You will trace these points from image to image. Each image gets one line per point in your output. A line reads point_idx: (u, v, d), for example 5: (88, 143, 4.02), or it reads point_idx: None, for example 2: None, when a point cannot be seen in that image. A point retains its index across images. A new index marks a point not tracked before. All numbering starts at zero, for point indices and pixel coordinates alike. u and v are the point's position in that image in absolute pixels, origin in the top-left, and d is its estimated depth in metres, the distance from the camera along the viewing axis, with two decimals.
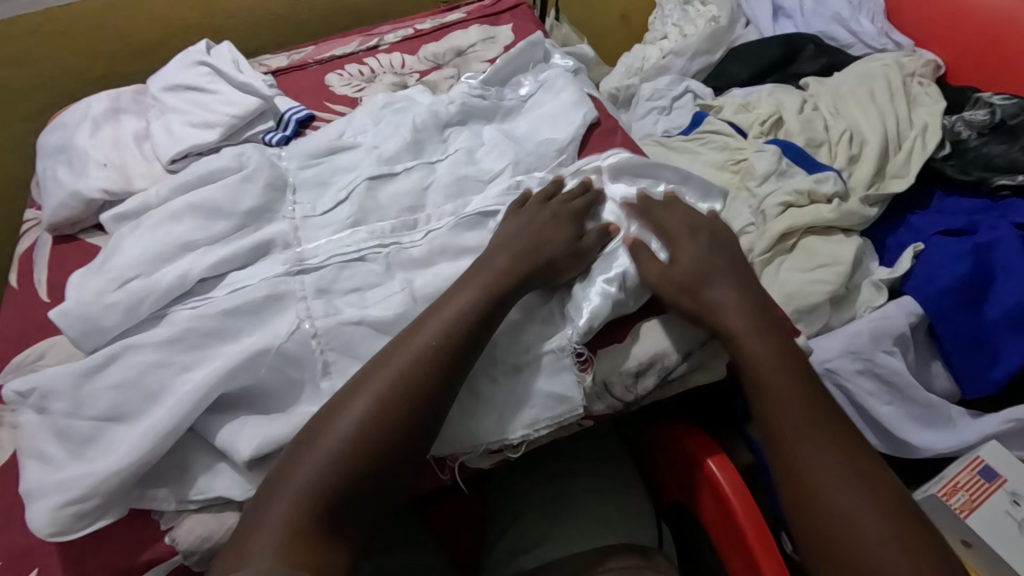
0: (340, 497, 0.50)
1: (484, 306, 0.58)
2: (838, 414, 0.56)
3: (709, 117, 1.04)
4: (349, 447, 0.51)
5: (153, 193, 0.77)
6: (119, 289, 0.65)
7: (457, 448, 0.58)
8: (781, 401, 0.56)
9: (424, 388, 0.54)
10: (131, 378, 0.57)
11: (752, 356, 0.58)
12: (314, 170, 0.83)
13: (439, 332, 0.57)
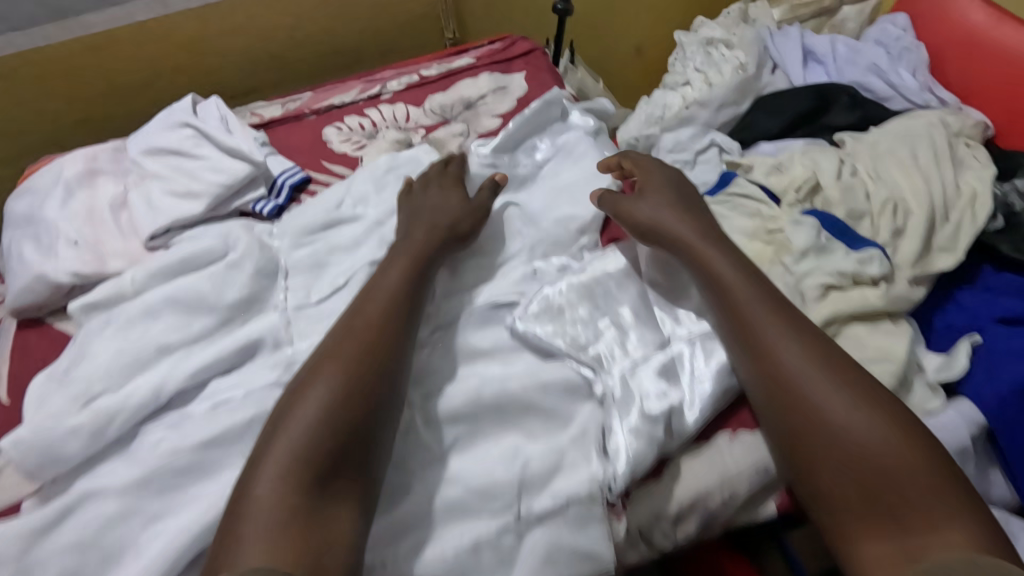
0: (324, 464, 0.48)
1: (410, 283, 0.62)
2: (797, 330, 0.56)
3: (739, 178, 0.96)
4: (323, 412, 0.51)
5: (127, 278, 0.69)
6: (82, 410, 0.58)
7: None
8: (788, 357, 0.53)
9: (379, 348, 0.56)
10: (93, 534, 0.50)
11: (747, 319, 0.56)
12: (309, 250, 0.75)
13: (381, 306, 0.59)
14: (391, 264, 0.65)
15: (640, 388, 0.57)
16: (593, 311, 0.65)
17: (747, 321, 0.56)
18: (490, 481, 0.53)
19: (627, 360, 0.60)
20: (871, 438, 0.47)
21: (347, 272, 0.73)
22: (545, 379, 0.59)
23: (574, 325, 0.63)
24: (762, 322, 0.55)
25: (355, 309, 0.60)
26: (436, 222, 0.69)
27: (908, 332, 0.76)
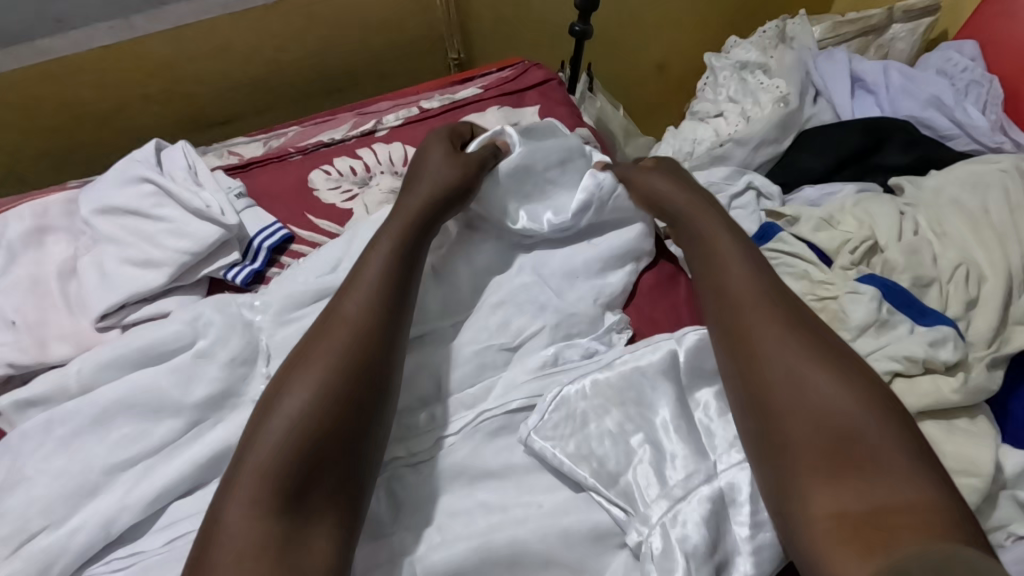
0: (308, 467, 0.44)
1: (404, 252, 0.57)
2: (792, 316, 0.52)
3: (783, 232, 0.84)
4: (306, 415, 0.46)
5: (71, 370, 0.57)
6: (20, 549, 0.48)
7: None
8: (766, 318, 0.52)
9: (377, 333, 0.51)
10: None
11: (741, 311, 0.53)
12: (296, 326, 0.63)
13: (375, 287, 0.53)
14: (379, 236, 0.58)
15: (685, 542, 0.45)
16: (624, 422, 0.53)
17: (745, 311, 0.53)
18: None
19: (669, 495, 0.48)
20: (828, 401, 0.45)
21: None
22: (568, 523, 0.49)
23: (603, 427, 0.53)
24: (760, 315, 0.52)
25: (347, 288, 0.54)
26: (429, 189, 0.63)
27: (991, 433, 0.64)
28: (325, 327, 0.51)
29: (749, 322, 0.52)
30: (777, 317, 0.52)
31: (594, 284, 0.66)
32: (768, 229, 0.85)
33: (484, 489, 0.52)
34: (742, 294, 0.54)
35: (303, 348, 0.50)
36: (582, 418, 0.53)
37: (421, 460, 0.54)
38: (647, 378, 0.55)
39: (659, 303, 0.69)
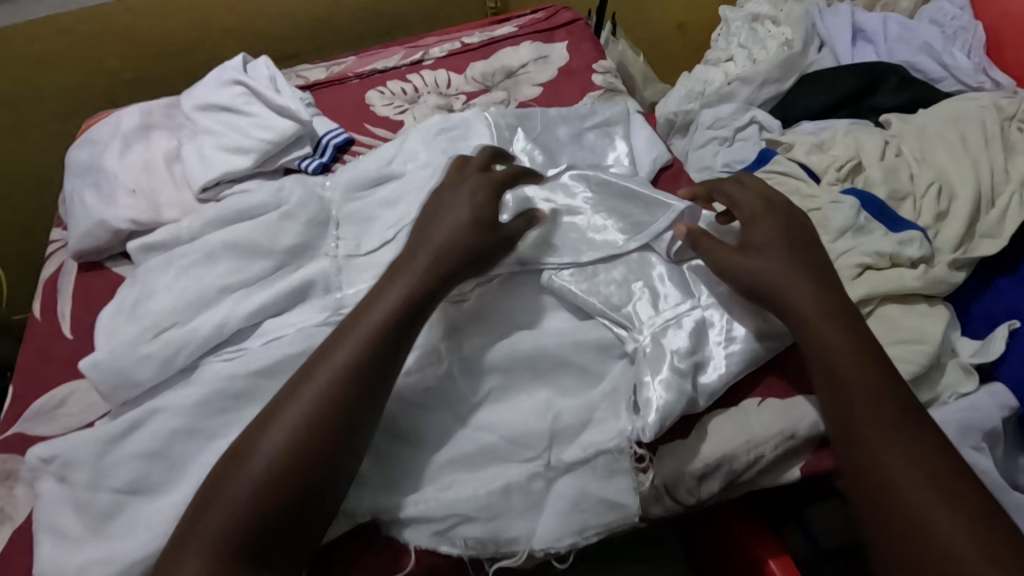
0: (260, 527, 0.45)
1: (399, 315, 0.54)
2: (927, 449, 0.48)
3: (778, 156, 0.95)
4: (267, 472, 0.47)
5: (185, 223, 0.72)
6: (155, 338, 0.62)
7: (497, 551, 0.53)
8: (889, 448, 0.48)
9: (346, 404, 0.50)
10: (156, 447, 0.53)
11: (867, 435, 0.50)
12: (359, 204, 0.76)
13: (333, 377, 0.50)
14: (383, 284, 0.56)
15: (672, 346, 0.58)
16: (628, 272, 0.66)
17: (874, 439, 0.49)
18: (522, 431, 0.56)
19: (658, 320, 0.61)
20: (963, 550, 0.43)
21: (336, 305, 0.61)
22: (579, 336, 0.62)
23: (611, 275, 0.66)
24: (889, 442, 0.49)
25: (335, 343, 0.53)
26: (443, 234, 0.59)
27: (945, 316, 0.75)
28: (304, 377, 0.51)
29: (877, 457, 0.48)
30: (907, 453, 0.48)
31: (619, 195, 0.71)
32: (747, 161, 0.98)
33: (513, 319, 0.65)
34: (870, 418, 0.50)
35: (275, 403, 0.51)
36: (597, 273, 0.66)
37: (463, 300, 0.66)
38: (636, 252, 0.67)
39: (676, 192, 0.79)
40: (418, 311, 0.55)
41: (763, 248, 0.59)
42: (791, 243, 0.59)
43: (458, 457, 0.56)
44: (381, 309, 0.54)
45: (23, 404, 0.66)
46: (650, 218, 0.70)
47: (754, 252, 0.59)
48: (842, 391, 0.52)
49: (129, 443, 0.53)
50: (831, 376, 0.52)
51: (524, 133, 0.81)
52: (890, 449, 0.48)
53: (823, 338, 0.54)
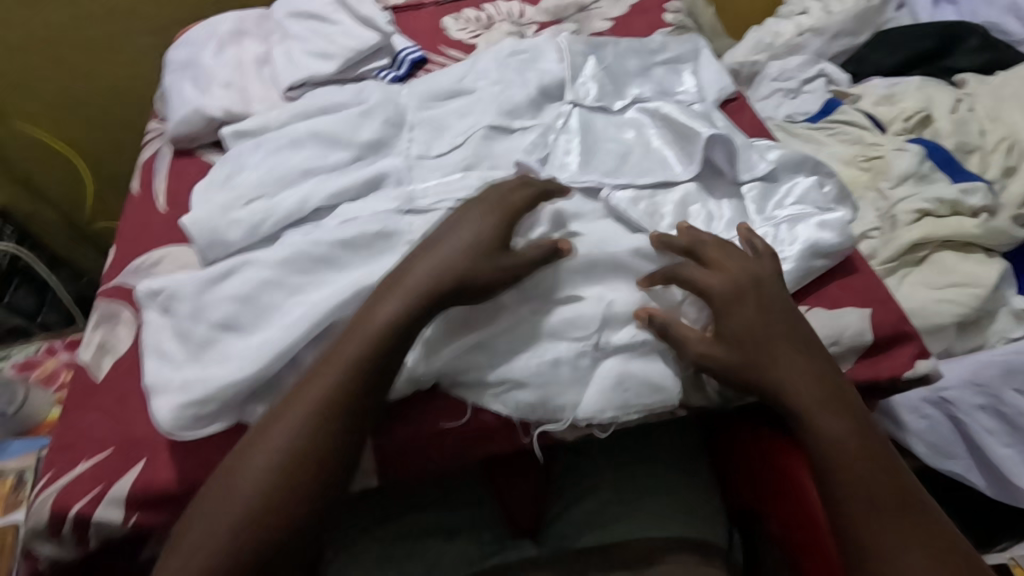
0: (256, 548, 0.48)
1: (388, 331, 0.53)
2: (901, 494, 0.51)
3: (845, 107, 0.96)
4: (259, 492, 0.49)
5: (274, 115, 0.78)
6: (245, 206, 0.68)
7: (543, 417, 0.57)
8: (861, 494, 0.50)
9: (324, 438, 0.50)
10: (248, 293, 0.59)
11: (840, 487, 0.51)
12: (432, 112, 0.80)
13: (303, 410, 0.51)
14: (381, 295, 0.55)
15: None
16: (687, 194, 0.68)
17: (853, 479, 0.51)
18: (576, 312, 0.59)
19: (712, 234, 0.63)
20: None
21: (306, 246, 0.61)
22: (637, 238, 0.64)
23: (669, 190, 0.68)
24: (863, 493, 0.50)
25: (312, 371, 0.53)
26: (429, 261, 0.56)
27: (1002, 266, 0.75)
28: (273, 418, 0.51)
29: (850, 504, 0.50)
30: (881, 494, 0.50)
31: (676, 127, 0.71)
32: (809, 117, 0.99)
33: (568, 220, 0.66)
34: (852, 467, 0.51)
35: (251, 435, 0.51)
36: (658, 190, 0.68)
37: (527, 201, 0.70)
38: (691, 180, 0.69)
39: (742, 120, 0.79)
40: (382, 360, 0.53)
41: (751, 328, 0.55)
42: (769, 301, 0.56)
43: (510, 328, 0.58)
44: (353, 346, 0.52)
45: (123, 262, 0.73)
46: (694, 135, 0.69)
47: (748, 348, 0.55)
48: (826, 448, 0.52)
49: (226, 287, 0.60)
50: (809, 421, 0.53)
51: (595, 62, 0.82)
52: (862, 497, 0.50)
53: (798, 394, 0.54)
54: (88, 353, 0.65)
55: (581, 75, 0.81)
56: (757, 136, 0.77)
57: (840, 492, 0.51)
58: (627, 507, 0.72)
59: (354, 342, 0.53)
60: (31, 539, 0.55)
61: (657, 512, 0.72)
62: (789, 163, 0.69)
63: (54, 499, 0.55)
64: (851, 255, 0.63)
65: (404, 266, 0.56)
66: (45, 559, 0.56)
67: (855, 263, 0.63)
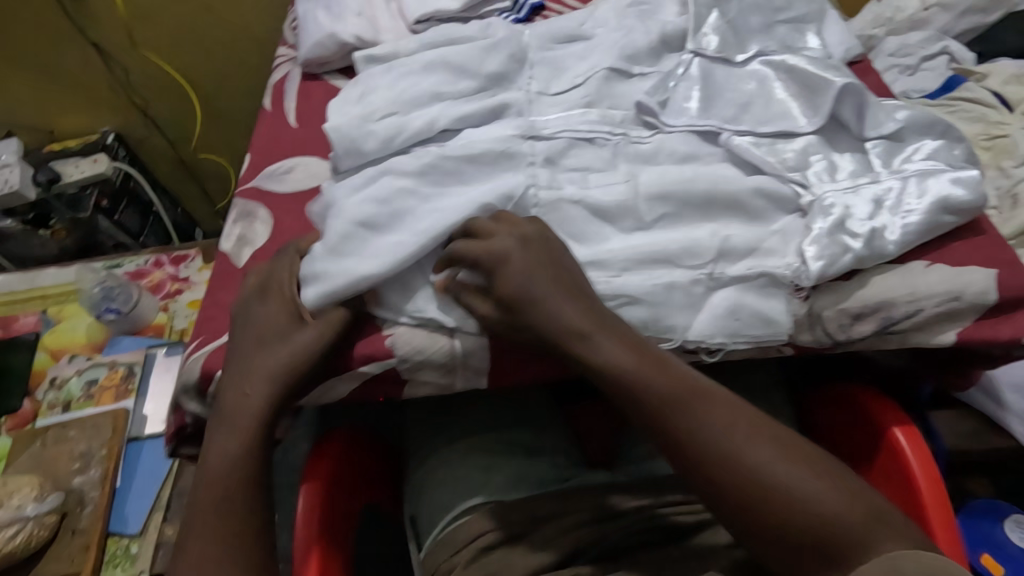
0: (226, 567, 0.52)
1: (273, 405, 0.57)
2: (725, 419, 0.51)
3: (969, 83, 0.92)
4: (224, 513, 0.53)
5: (405, 44, 0.82)
6: (379, 120, 0.72)
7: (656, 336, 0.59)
8: (752, 437, 0.50)
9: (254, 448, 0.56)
10: (386, 195, 0.62)
11: (706, 444, 0.50)
12: (552, 52, 0.82)
13: (230, 404, 0.58)
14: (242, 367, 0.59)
15: (847, 205, 0.61)
16: (809, 145, 0.68)
17: (730, 437, 0.50)
18: (694, 242, 0.61)
19: (834, 184, 0.64)
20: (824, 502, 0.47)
21: (256, 297, 0.62)
22: (757, 181, 0.65)
23: (789, 140, 0.69)
24: (754, 448, 0.49)
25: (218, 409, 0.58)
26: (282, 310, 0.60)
27: None
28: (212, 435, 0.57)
29: (729, 458, 0.49)
30: (756, 440, 0.50)
31: (804, 79, 0.71)
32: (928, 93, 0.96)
33: (683, 161, 0.69)
34: (722, 431, 0.50)
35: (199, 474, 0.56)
36: (779, 141, 0.69)
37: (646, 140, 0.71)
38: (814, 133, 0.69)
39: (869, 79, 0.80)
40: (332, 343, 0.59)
41: (526, 280, 0.55)
42: (585, 288, 0.56)
43: (628, 252, 0.61)
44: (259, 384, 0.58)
45: (257, 168, 0.79)
46: (825, 85, 0.69)
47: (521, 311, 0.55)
48: (701, 414, 0.51)
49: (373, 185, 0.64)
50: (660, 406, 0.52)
51: (720, 13, 0.81)
52: (749, 450, 0.49)
53: (615, 369, 0.53)
54: (229, 244, 0.72)
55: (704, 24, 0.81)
56: (884, 96, 0.77)
57: (712, 436, 0.50)
58: None
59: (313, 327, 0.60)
60: (182, 395, 0.62)
61: None
62: (921, 124, 0.68)
63: (204, 361, 0.62)
64: (977, 219, 0.63)
65: (261, 297, 0.62)
66: (191, 415, 0.63)
67: (982, 227, 0.62)
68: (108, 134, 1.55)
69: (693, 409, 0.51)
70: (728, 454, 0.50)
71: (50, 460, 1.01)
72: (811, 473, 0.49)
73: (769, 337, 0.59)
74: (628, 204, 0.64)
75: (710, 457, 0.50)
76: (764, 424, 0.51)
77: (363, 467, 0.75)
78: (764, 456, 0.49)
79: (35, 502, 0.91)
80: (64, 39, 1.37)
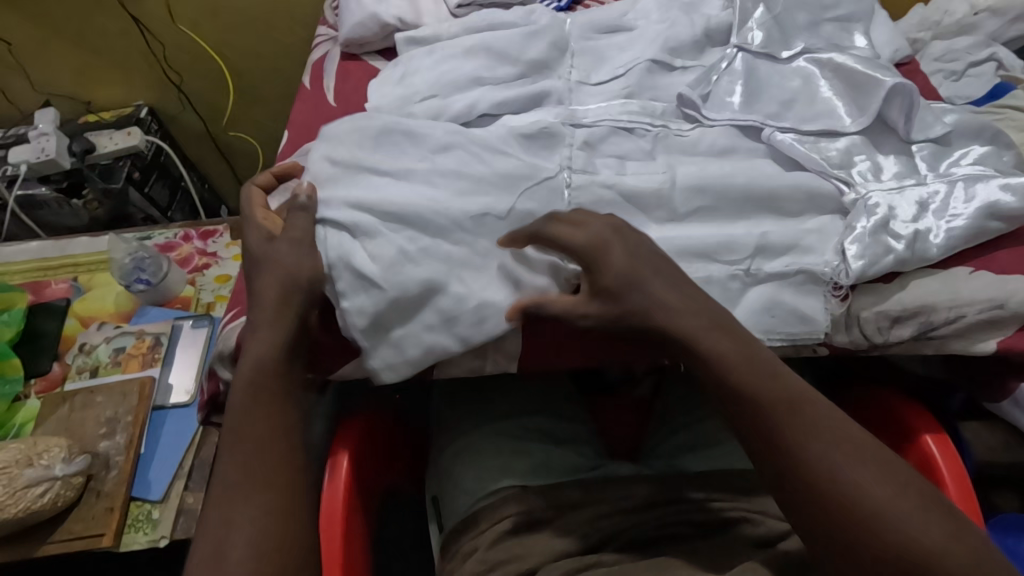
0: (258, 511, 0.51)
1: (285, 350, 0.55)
2: (808, 431, 0.50)
3: (1017, 91, 0.91)
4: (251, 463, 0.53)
5: (446, 27, 0.82)
6: (420, 102, 0.72)
7: None
8: (844, 450, 0.49)
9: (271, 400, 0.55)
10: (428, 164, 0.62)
11: (801, 455, 0.49)
12: (593, 42, 0.82)
13: (253, 375, 0.55)
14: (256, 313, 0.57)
15: (890, 207, 0.60)
16: (852, 145, 0.67)
17: (824, 450, 0.49)
18: (732, 237, 0.60)
19: (877, 184, 0.63)
20: (915, 530, 0.46)
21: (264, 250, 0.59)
22: (799, 179, 0.64)
23: (834, 140, 0.68)
24: (845, 461, 0.48)
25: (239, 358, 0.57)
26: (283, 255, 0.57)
27: None
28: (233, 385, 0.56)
29: (822, 471, 0.48)
30: (848, 454, 0.49)
31: (851, 78, 0.70)
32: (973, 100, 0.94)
33: (724, 156, 0.69)
34: (815, 441, 0.49)
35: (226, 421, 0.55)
36: (822, 140, 0.68)
37: (686, 133, 0.71)
38: (858, 133, 0.68)
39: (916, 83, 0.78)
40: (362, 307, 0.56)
41: (625, 271, 0.53)
42: (670, 276, 0.54)
43: (665, 244, 0.60)
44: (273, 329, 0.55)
45: (295, 145, 0.80)
46: (875, 84, 0.67)
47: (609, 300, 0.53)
48: (792, 422, 0.50)
49: (405, 154, 0.63)
50: (754, 410, 0.50)
51: (766, 8, 0.79)
52: (844, 465, 0.48)
53: (724, 365, 0.51)
54: None
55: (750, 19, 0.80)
56: (932, 99, 0.75)
57: (805, 439, 0.50)
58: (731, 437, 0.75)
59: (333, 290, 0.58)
60: (217, 362, 0.63)
61: None
62: (968, 131, 0.67)
63: (240, 331, 0.62)
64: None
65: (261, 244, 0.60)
66: (225, 383, 0.63)
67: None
68: (142, 108, 1.57)
69: (786, 418, 0.50)
70: (823, 468, 0.48)
71: (78, 424, 1.03)
72: (902, 495, 0.48)
73: (804, 335, 0.58)
74: (664, 197, 0.63)
75: (799, 468, 0.49)
76: (855, 436, 0.50)
77: (387, 444, 0.76)
78: (857, 473, 0.48)
79: (62, 463, 0.93)
80: (104, 11, 1.39)
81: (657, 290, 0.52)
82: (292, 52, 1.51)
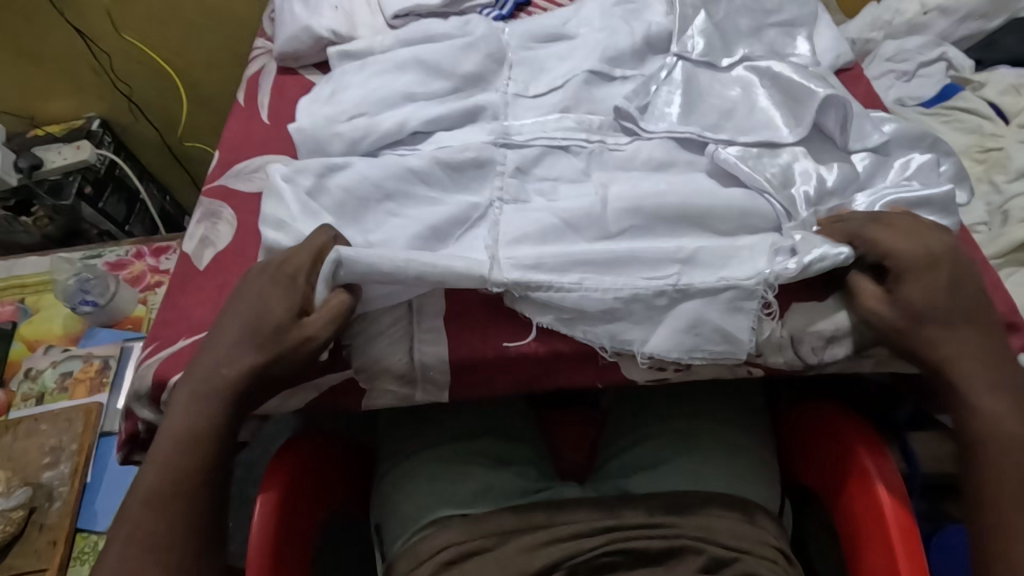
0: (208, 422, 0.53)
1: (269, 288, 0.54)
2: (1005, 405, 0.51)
3: (965, 93, 0.90)
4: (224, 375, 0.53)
5: (379, 40, 0.79)
6: (347, 121, 0.70)
7: (614, 341, 0.57)
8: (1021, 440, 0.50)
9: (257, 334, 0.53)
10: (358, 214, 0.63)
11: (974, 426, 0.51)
12: (532, 52, 0.79)
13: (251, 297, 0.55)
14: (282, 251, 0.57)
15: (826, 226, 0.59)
16: (790, 157, 0.65)
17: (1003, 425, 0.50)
18: (662, 256, 0.58)
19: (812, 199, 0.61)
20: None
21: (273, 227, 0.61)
22: (733, 194, 0.62)
23: (772, 152, 0.66)
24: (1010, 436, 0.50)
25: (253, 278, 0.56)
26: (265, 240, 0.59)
27: None
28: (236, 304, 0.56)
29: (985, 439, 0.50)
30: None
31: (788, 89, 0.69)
32: (923, 103, 0.93)
33: (662, 171, 0.67)
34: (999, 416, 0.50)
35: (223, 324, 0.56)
36: (761, 153, 0.66)
37: (621, 148, 0.69)
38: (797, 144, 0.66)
39: (858, 90, 0.77)
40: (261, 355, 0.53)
41: (923, 261, 0.53)
42: (954, 277, 0.53)
43: (592, 260, 0.57)
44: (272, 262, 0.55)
45: (225, 166, 0.77)
46: (809, 95, 0.66)
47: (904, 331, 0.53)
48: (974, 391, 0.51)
49: (345, 210, 0.62)
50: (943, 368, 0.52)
51: (706, 15, 0.78)
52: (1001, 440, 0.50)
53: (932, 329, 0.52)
54: (191, 244, 0.70)
55: (693, 26, 0.78)
56: (872, 108, 0.74)
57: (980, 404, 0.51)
58: (677, 450, 0.72)
59: (247, 311, 0.54)
60: (133, 402, 0.60)
61: (716, 471, 0.70)
62: (906, 142, 0.66)
63: (156, 368, 0.60)
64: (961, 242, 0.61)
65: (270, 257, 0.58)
66: (144, 422, 0.61)
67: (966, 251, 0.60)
68: (93, 120, 1.52)
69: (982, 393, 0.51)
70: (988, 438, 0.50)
71: (20, 453, 1.00)
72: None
73: (729, 353, 0.56)
74: (594, 215, 0.61)
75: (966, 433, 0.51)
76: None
77: (323, 472, 0.73)
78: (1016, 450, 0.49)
79: (2, 497, 0.91)
80: (48, 22, 1.34)
81: (959, 279, 0.53)
82: (243, 58, 1.46)
